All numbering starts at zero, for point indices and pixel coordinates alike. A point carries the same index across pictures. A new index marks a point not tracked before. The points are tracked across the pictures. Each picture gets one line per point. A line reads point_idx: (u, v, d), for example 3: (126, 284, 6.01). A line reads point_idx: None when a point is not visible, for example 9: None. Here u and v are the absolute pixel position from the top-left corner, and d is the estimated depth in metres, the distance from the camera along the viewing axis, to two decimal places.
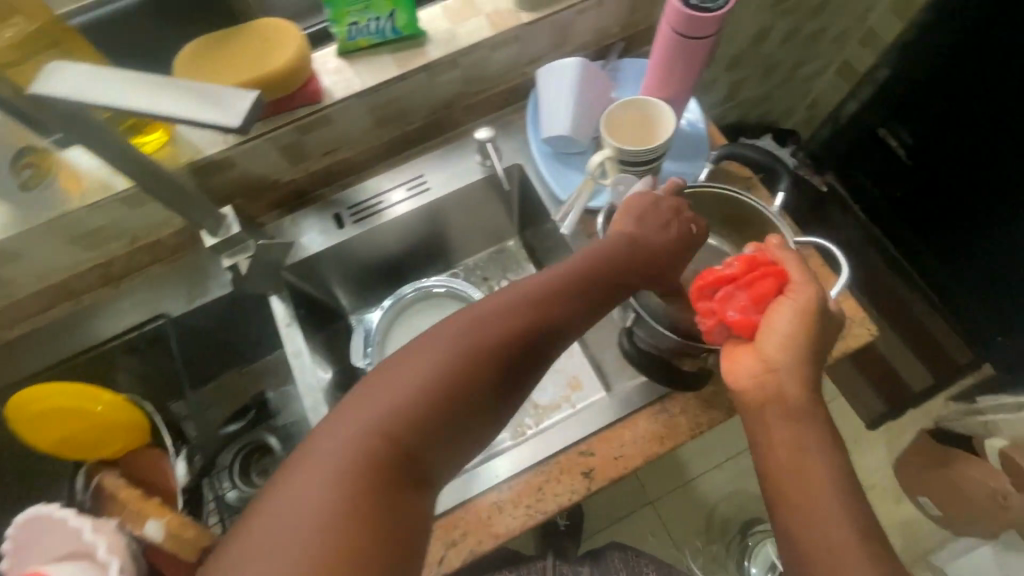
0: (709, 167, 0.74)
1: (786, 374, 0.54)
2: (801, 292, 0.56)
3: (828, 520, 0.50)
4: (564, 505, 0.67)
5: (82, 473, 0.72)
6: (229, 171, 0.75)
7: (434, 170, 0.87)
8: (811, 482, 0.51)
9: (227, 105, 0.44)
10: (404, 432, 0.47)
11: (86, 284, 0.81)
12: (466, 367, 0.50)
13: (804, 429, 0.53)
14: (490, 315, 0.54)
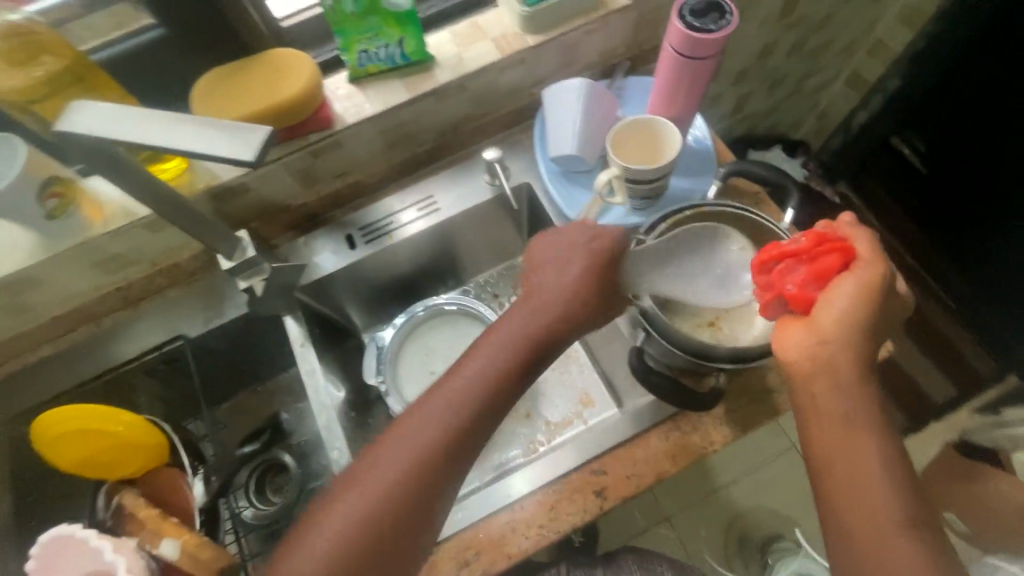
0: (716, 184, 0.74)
1: (845, 371, 0.53)
2: (869, 269, 0.54)
3: (891, 531, 0.49)
4: (577, 523, 0.67)
5: (103, 492, 0.73)
6: (244, 196, 0.77)
7: (444, 190, 0.88)
8: (872, 492, 0.50)
9: (244, 139, 0.46)
10: (428, 470, 0.54)
11: (107, 307, 0.82)
12: (472, 398, 0.56)
13: (868, 435, 0.51)
14: (490, 349, 0.59)
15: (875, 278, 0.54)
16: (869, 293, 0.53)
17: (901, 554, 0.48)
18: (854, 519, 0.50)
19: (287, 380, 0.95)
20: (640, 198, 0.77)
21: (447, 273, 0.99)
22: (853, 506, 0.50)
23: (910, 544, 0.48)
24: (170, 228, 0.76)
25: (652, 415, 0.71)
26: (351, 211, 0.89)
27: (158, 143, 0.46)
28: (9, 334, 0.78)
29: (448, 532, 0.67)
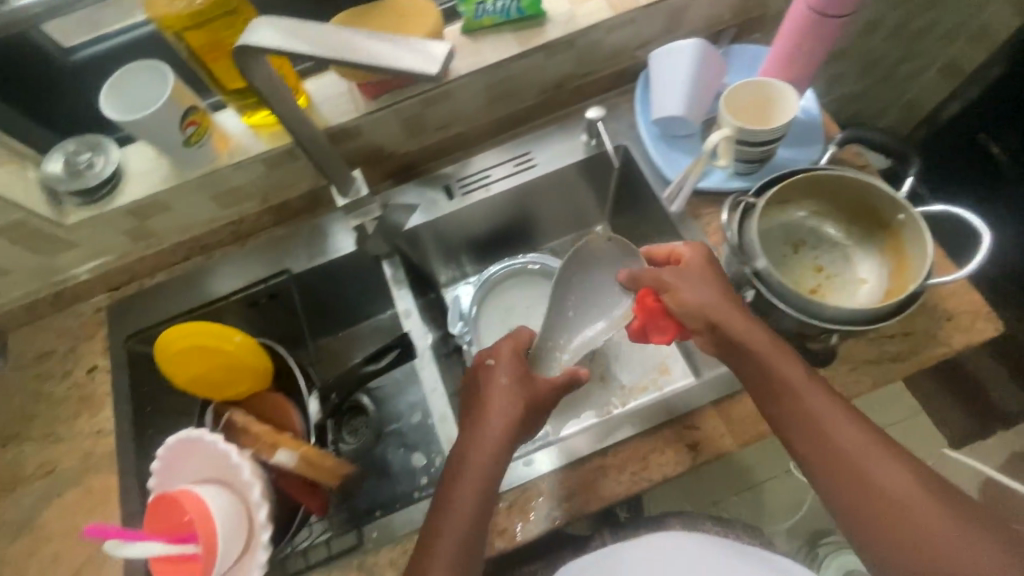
0: (833, 149, 0.73)
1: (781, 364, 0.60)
2: (705, 275, 0.65)
3: (891, 481, 0.55)
4: (670, 474, 0.68)
5: (210, 411, 0.78)
6: (355, 140, 0.80)
7: (542, 148, 0.89)
8: (857, 458, 0.56)
9: (424, 55, 0.47)
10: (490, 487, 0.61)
11: (219, 240, 0.87)
12: (502, 426, 0.63)
13: (825, 409, 0.58)
14: (499, 398, 0.64)
15: (714, 277, 0.66)
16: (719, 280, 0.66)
17: (907, 498, 0.54)
18: (856, 488, 0.55)
19: (374, 325, 1.00)
20: (744, 163, 0.77)
21: (526, 236, 1.02)
22: (851, 479, 0.56)
23: (908, 485, 0.54)
24: (287, 165, 0.80)
25: None
26: (449, 164, 0.91)
27: (331, 56, 0.49)
28: (132, 258, 0.83)
29: (541, 471, 0.69)
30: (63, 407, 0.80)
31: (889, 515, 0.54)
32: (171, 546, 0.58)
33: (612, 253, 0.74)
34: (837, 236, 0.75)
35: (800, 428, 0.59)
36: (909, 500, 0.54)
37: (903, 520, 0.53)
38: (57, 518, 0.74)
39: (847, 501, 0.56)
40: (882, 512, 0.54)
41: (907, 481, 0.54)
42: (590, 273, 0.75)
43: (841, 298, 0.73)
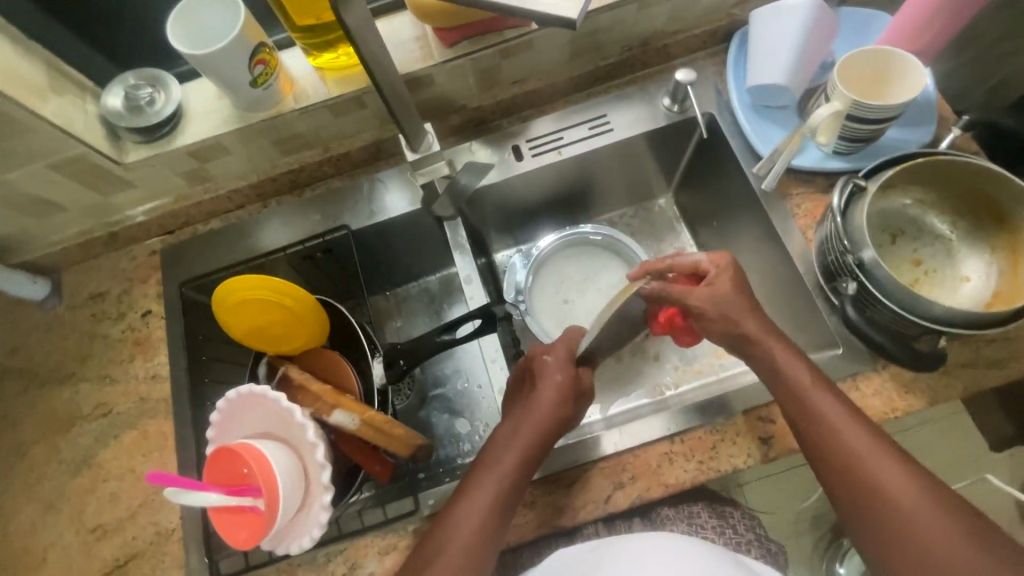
0: (957, 133, 0.68)
1: (799, 371, 0.59)
2: (732, 285, 0.63)
3: (899, 490, 0.53)
4: (739, 466, 0.66)
5: (264, 362, 0.75)
6: (426, 89, 0.75)
7: (619, 111, 0.83)
8: (863, 465, 0.54)
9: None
10: (510, 484, 0.61)
11: (275, 189, 0.84)
12: (535, 425, 0.64)
13: (836, 415, 0.57)
14: (541, 406, 0.65)
15: (741, 288, 0.64)
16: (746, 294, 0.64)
17: (913, 508, 0.52)
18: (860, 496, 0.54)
19: (422, 287, 0.97)
20: (848, 142, 0.70)
21: (586, 204, 0.97)
22: (856, 487, 0.54)
23: (917, 496, 0.52)
24: (353, 113, 0.76)
25: (831, 370, 0.67)
26: (518, 122, 0.85)
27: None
28: (187, 201, 0.81)
29: (604, 453, 0.67)
30: (119, 349, 0.80)
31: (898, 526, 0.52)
32: (228, 497, 0.57)
33: None
34: (944, 227, 0.69)
35: (809, 434, 0.58)
36: (915, 510, 0.52)
37: (906, 530, 0.51)
38: (114, 459, 0.74)
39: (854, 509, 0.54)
40: (887, 522, 0.52)
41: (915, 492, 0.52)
42: None
43: (943, 295, 0.67)
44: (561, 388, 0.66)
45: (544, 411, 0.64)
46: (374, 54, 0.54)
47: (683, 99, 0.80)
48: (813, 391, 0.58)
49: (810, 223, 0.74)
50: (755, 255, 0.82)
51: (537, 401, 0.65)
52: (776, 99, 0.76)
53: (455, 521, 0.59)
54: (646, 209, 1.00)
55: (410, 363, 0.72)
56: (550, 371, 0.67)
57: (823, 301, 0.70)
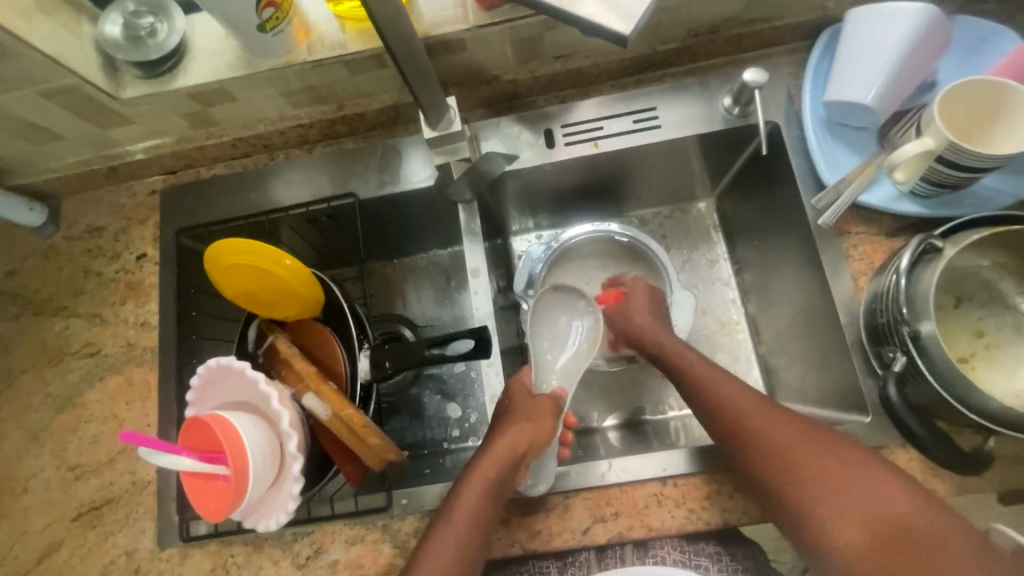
0: None
1: (696, 360, 0.66)
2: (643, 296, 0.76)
3: (818, 463, 0.55)
4: (731, 521, 0.62)
5: (254, 326, 0.72)
6: (455, 55, 0.67)
7: (672, 104, 0.73)
8: (776, 445, 0.57)
9: (620, 8, 0.40)
10: (472, 530, 0.57)
11: (285, 141, 0.77)
12: (525, 423, 0.61)
13: (739, 405, 0.61)
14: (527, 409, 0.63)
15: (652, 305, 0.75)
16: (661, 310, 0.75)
17: (838, 475, 0.54)
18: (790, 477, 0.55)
19: (425, 261, 0.90)
20: (930, 185, 0.61)
21: (617, 197, 0.86)
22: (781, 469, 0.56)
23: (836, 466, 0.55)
24: (372, 72, 0.69)
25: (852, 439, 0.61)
26: (555, 102, 0.76)
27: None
28: (190, 145, 0.76)
29: (590, 484, 0.63)
30: (111, 290, 0.77)
31: (834, 499, 0.53)
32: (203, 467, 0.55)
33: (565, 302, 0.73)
34: (1020, 299, 0.61)
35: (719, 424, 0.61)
36: (811, 471, 0.55)
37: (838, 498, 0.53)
38: (98, 402, 0.74)
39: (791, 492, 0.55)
40: (785, 491, 0.55)
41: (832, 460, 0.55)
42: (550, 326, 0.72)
43: (1000, 377, 0.60)
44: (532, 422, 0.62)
45: (510, 449, 0.59)
46: (390, 20, 0.47)
47: (747, 102, 0.70)
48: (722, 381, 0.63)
49: (864, 269, 0.65)
50: (793, 289, 0.73)
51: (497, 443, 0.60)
52: (855, 120, 0.66)
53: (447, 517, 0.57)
54: (682, 211, 0.89)
55: (397, 367, 0.66)
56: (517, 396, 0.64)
57: (860, 361, 0.63)
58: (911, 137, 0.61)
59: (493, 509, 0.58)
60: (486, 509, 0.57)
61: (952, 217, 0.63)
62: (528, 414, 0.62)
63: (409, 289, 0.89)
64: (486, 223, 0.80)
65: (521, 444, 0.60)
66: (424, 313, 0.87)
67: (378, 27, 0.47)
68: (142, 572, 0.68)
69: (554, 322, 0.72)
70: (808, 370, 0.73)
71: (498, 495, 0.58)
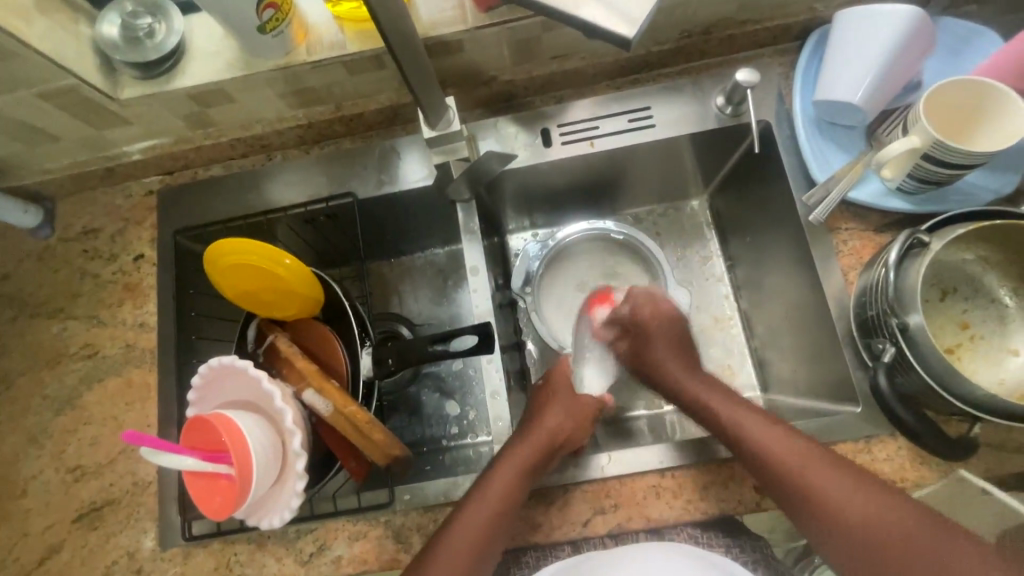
0: None
1: (713, 396, 0.68)
2: (653, 324, 0.75)
3: (845, 505, 0.56)
4: (729, 510, 0.63)
5: (254, 326, 0.72)
6: (453, 56, 0.68)
7: (666, 104, 0.74)
8: (807, 484, 0.57)
9: (622, 10, 0.42)
10: (514, 492, 0.61)
11: (283, 142, 0.78)
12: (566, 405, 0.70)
13: (772, 445, 0.60)
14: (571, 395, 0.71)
15: (665, 332, 0.75)
16: (670, 333, 0.75)
17: (866, 519, 0.55)
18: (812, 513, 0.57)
19: (423, 260, 0.90)
20: (917, 182, 0.63)
21: (612, 196, 0.87)
22: (803, 506, 0.57)
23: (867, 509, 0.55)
24: (370, 73, 0.69)
25: (843, 429, 0.63)
26: (552, 102, 0.77)
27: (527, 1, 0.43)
28: (188, 146, 0.76)
29: (590, 476, 0.65)
30: (108, 291, 0.77)
31: (854, 540, 0.55)
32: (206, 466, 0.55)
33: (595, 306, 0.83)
34: (1003, 291, 0.63)
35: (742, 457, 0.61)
36: (826, 490, 0.57)
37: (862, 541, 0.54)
38: (97, 403, 0.74)
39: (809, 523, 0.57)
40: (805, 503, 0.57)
41: (861, 501, 0.55)
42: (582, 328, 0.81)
43: (985, 367, 0.62)
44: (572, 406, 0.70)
45: (555, 425, 0.67)
46: (393, 22, 0.48)
47: (739, 102, 0.71)
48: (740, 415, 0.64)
49: (854, 264, 0.67)
50: (784, 284, 0.75)
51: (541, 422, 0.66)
52: (844, 119, 0.68)
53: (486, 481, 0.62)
54: (676, 209, 0.90)
55: (399, 365, 0.66)
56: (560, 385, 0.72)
57: (851, 354, 0.65)
58: (898, 135, 0.63)
59: (535, 478, 0.62)
60: (531, 476, 0.62)
61: (937, 212, 0.65)
62: (571, 402, 0.71)
63: (407, 287, 0.89)
64: (484, 222, 0.81)
65: (563, 428, 0.67)
66: (422, 312, 0.88)
67: (381, 30, 0.48)
68: (144, 572, 0.68)
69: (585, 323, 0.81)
70: (799, 363, 0.74)
71: (543, 465, 0.63)
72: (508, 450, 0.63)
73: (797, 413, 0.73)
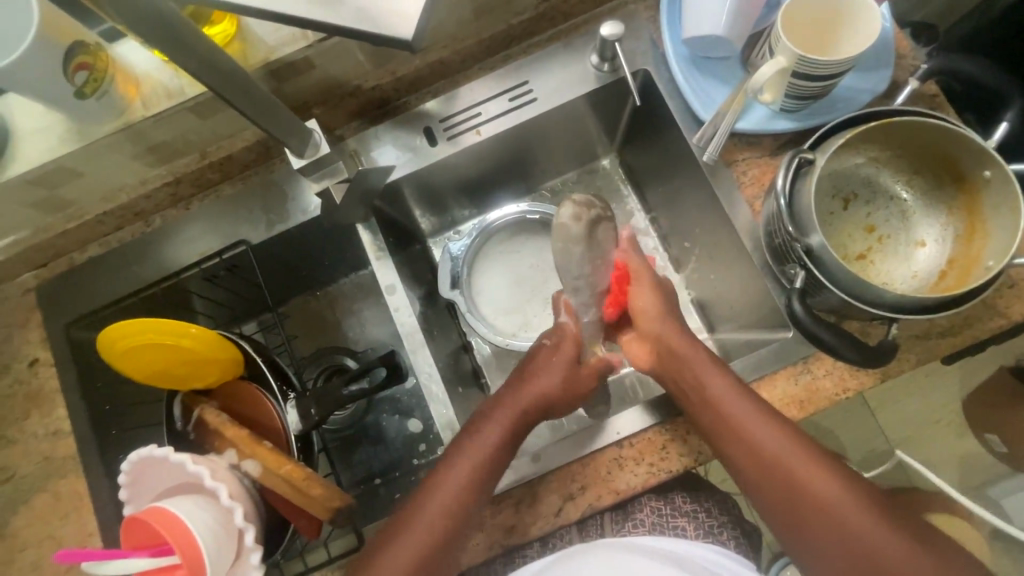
0: (915, 86, 0.61)
1: (733, 401, 0.59)
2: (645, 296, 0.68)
3: (810, 482, 0.55)
4: (690, 463, 0.64)
5: (178, 402, 0.67)
6: (306, 75, 0.64)
7: (541, 75, 0.72)
8: (782, 454, 0.56)
9: (391, 14, 0.37)
10: (486, 468, 0.59)
11: (156, 204, 0.72)
12: (523, 401, 0.63)
13: (736, 389, 0.60)
14: (531, 392, 0.64)
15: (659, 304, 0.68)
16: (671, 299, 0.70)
17: (815, 484, 0.55)
18: (764, 474, 0.57)
19: (348, 286, 0.86)
20: (796, 100, 0.62)
21: (522, 176, 0.85)
22: (739, 449, 0.58)
23: (838, 489, 0.55)
24: (222, 113, 0.65)
25: (780, 356, 0.63)
26: (428, 98, 0.74)
27: (293, 14, 0.38)
28: (50, 232, 0.70)
29: (550, 466, 0.64)
30: (11, 405, 0.71)
31: (831, 540, 0.54)
32: (158, 561, 0.49)
33: (489, 311, 0.84)
34: (899, 187, 0.64)
35: (735, 455, 0.58)
36: (823, 493, 0.55)
37: (802, 500, 0.55)
38: (28, 526, 0.68)
39: (741, 465, 0.58)
40: (794, 503, 0.56)
41: (846, 491, 0.55)
42: (487, 311, 0.84)
43: (897, 264, 0.63)
44: (551, 375, 0.65)
45: (540, 396, 0.63)
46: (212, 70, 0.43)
47: (612, 57, 0.70)
48: (749, 422, 0.58)
49: (757, 193, 0.67)
50: (701, 225, 0.75)
51: (528, 389, 0.64)
52: (714, 51, 0.67)
53: (442, 476, 0.59)
54: (589, 172, 0.88)
55: (325, 413, 0.64)
56: (566, 344, 0.67)
57: (773, 283, 0.65)
58: (767, 58, 0.62)
59: (505, 459, 0.61)
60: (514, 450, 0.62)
61: (823, 124, 0.66)
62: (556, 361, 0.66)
63: (338, 317, 0.86)
64: (393, 235, 0.78)
65: (538, 406, 0.63)
66: (360, 337, 0.85)
67: (208, 85, 0.44)
68: None
69: (488, 309, 0.84)
70: (733, 300, 0.75)
71: (517, 437, 0.62)
72: (495, 416, 0.62)
73: (742, 348, 0.73)
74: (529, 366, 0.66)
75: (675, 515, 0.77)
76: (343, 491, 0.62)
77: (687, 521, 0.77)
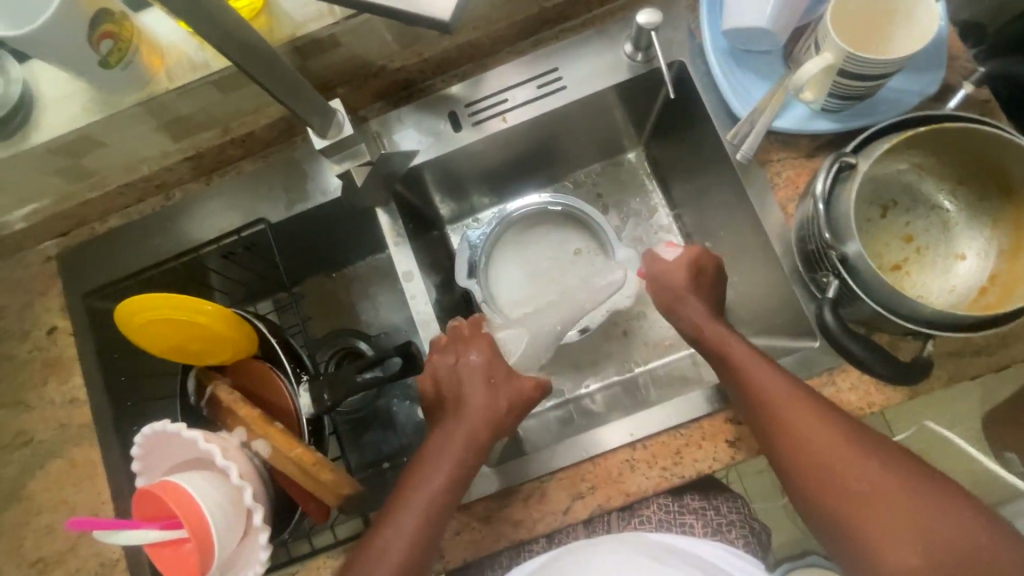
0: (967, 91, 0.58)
1: (785, 403, 0.56)
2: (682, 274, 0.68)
3: (869, 485, 0.53)
4: (703, 471, 0.62)
5: (192, 377, 0.67)
6: (332, 53, 0.63)
7: (572, 62, 0.70)
8: (837, 458, 0.54)
9: None
10: (448, 481, 0.59)
11: (177, 178, 0.72)
12: (472, 418, 0.62)
13: (785, 388, 0.57)
14: (471, 408, 0.63)
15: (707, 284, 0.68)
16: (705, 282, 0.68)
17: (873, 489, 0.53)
18: (815, 482, 0.55)
19: (363, 269, 0.86)
20: (840, 100, 0.60)
21: (546, 166, 0.83)
22: (789, 450, 0.56)
23: (900, 494, 0.52)
24: (245, 88, 0.64)
25: (804, 366, 0.61)
26: (453, 81, 0.72)
27: None
28: (72, 202, 0.70)
29: (561, 464, 0.63)
30: (29, 371, 0.72)
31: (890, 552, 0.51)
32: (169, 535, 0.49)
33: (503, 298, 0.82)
34: (943, 196, 0.61)
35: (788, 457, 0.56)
36: (881, 499, 0.52)
37: (859, 508, 0.53)
38: (44, 490, 0.69)
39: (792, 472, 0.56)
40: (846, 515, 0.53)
41: (911, 491, 0.52)
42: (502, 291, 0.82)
43: (933, 278, 0.60)
44: (482, 389, 0.64)
45: (482, 409, 0.63)
46: (238, 47, 0.42)
47: (647, 46, 0.67)
48: (797, 423, 0.56)
49: (790, 195, 0.64)
50: (728, 226, 0.73)
51: (467, 399, 0.64)
52: (755, 45, 0.64)
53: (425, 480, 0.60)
54: (615, 164, 0.86)
55: (337, 399, 0.64)
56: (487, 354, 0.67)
57: (802, 291, 0.62)
58: (811, 55, 0.59)
59: (467, 475, 0.60)
60: (484, 445, 0.62)
61: (864, 127, 0.63)
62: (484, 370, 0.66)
63: (353, 300, 0.85)
64: (412, 221, 0.77)
65: (484, 418, 0.63)
66: (373, 321, 0.84)
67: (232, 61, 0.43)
68: None
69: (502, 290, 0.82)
70: (757, 304, 0.73)
71: (475, 456, 0.61)
72: (448, 434, 0.62)
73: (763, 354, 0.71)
74: (460, 382, 0.65)
75: (683, 511, 0.76)
76: (351, 478, 0.62)
77: (695, 521, 0.76)
